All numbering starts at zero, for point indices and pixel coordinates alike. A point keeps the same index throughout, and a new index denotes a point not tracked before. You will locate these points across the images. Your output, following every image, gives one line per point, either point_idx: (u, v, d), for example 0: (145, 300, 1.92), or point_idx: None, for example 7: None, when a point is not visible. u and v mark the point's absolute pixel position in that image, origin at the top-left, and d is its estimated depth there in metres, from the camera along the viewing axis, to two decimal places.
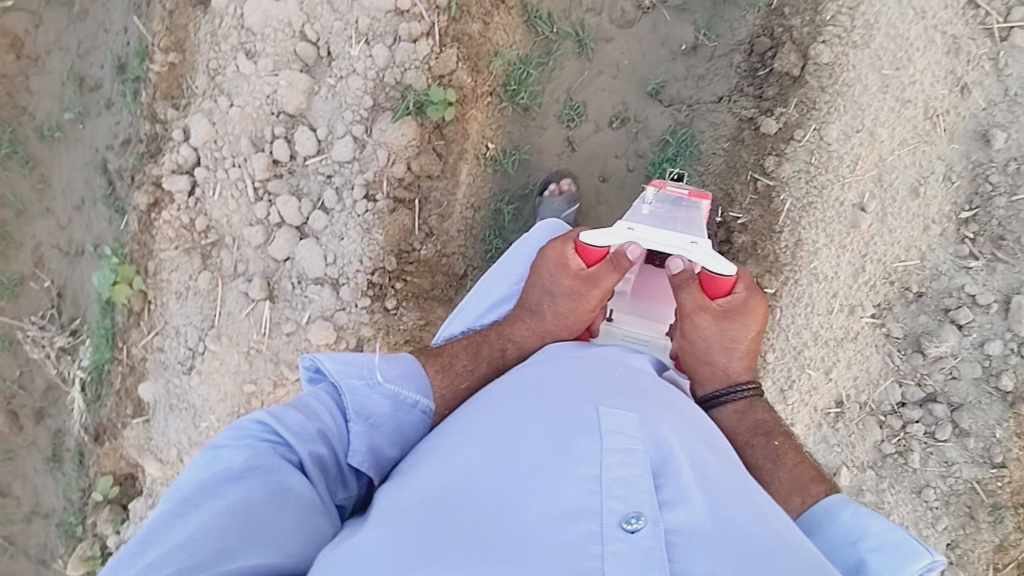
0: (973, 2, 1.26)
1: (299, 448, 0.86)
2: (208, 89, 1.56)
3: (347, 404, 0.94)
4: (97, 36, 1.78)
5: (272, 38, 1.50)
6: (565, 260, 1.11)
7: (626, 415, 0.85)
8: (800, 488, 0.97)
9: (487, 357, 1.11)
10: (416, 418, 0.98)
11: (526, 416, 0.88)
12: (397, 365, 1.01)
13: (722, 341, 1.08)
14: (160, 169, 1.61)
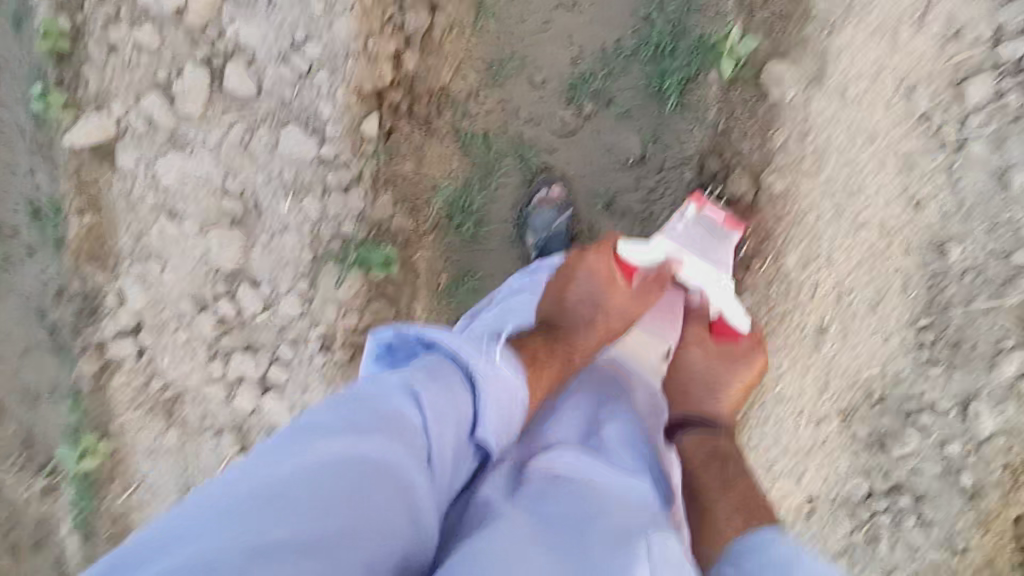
0: (925, 115, 1.20)
1: (421, 418, 0.74)
2: (136, 251, 1.46)
3: (475, 374, 0.83)
4: (4, 178, 1.62)
5: (193, 197, 1.40)
6: (615, 271, 1.18)
7: (676, 544, 0.78)
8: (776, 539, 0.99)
9: (561, 354, 1.08)
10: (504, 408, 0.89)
11: (574, 506, 0.78)
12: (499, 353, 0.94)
13: (715, 377, 1.15)
14: (101, 332, 1.54)
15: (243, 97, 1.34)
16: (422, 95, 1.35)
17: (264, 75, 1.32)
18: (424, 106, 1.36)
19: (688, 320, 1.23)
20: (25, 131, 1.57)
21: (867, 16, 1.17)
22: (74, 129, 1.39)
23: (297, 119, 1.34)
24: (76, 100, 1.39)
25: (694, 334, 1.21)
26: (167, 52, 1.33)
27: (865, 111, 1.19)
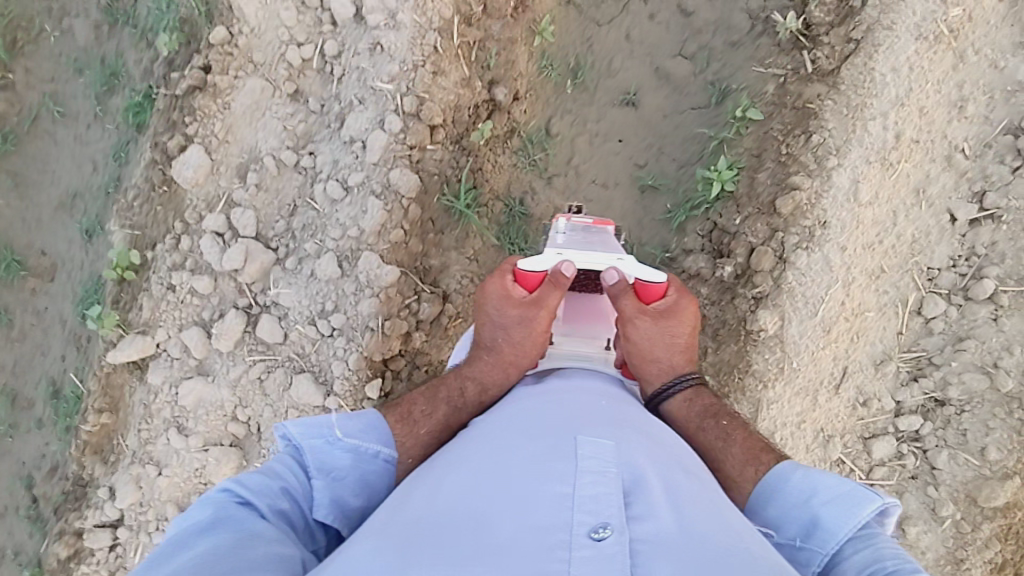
0: (839, 460, 1.44)
1: (259, 501, 0.87)
2: (139, 454, 1.60)
3: (309, 460, 0.98)
4: (33, 357, 1.79)
5: (203, 419, 1.57)
6: (509, 291, 1.18)
7: (604, 443, 0.87)
8: (755, 459, 1.05)
9: (450, 397, 1.19)
10: (377, 468, 1.04)
11: (509, 444, 0.92)
12: (358, 421, 1.07)
13: (662, 341, 1.17)
14: (83, 518, 1.64)
15: (269, 342, 1.55)
16: (422, 364, 1.57)
17: (291, 329, 1.54)
18: (422, 372, 1.57)
19: (616, 296, 1.16)
20: (68, 323, 1.76)
21: (795, 378, 1.41)
22: (115, 348, 1.58)
23: (309, 368, 1.54)
24: (125, 321, 1.59)
25: (631, 306, 1.16)
26: (215, 299, 1.57)
27: (789, 451, 1.43)
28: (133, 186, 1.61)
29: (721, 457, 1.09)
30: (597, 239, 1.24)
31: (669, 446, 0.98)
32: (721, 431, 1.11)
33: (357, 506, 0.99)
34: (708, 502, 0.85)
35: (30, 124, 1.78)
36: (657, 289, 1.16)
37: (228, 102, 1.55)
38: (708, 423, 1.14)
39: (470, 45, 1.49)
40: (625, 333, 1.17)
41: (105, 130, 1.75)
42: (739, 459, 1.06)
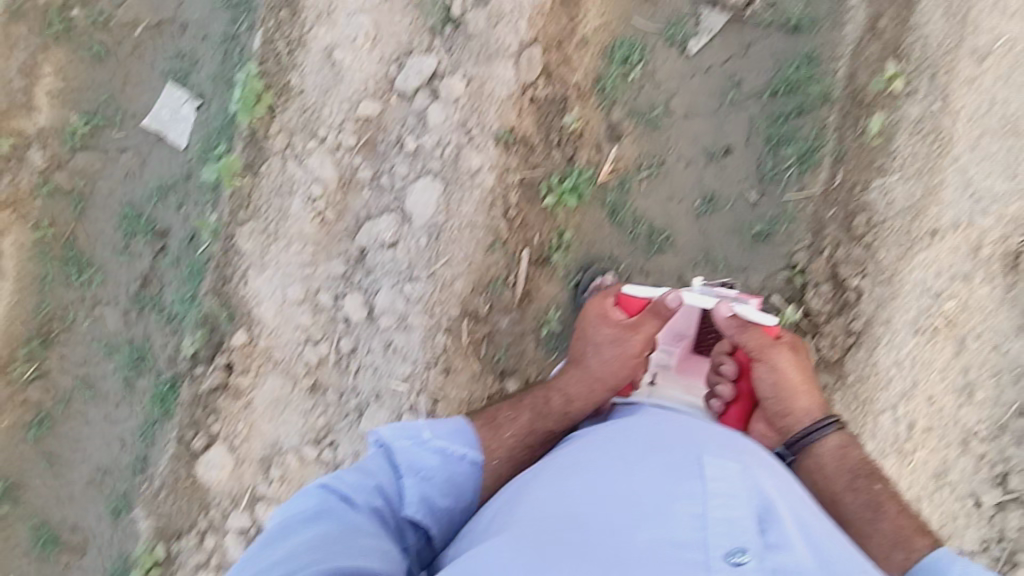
0: None
1: (359, 499, 1.04)
2: None
3: (399, 460, 1.12)
4: None
5: None
6: (608, 313, 1.39)
7: (729, 469, 0.98)
8: (905, 543, 1.09)
9: (539, 403, 1.33)
10: (463, 470, 1.16)
11: (638, 454, 1.04)
12: (446, 427, 1.21)
13: (797, 372, 1.30)
14: None
15: None
16: None
17: None
18: None
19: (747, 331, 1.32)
20: None
21: None
22: None
23: None
24: None
25: (754, 340, 1.31)
26: None
27: None
28: (159, 479, 1.64)
29: (869, 530, 1.14)
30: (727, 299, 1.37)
31: (780, 474, 1.07)
32: (872, 499, 1.17)
33: (446, 506, 1.12)
34: (818, 529, 0.96)
35: (63, 406, 1.82)
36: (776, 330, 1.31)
37: (251, 401, 1.60)
38: (859, 485, 1.19)
39: (478, 338, 1.53)
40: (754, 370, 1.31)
41: (130, 410, 1.79)
42: (889, 539, 1.11)
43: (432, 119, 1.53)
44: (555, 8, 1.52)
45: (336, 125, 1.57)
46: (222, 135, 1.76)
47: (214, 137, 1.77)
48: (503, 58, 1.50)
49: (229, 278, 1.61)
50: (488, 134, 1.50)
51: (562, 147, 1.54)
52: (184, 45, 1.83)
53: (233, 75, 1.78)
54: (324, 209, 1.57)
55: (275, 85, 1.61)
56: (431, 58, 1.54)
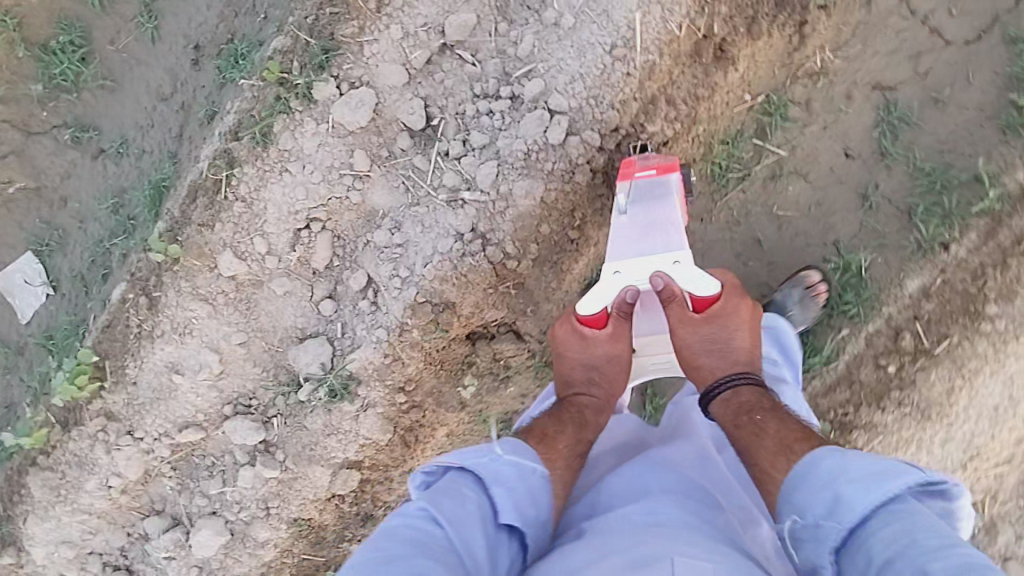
0: None
1: None
2: None
3: (483, 474, 0.96)
4: None
5: None
6: (580, 330, 1.25)
7: (706, 566, 0.80)
8: (787, 450, 1.00)
9: (571, 422, 1.17)
10: (540, 484, 1.01)
11: (626, 547, 0.86)
12: (506, 445, 1.05)
13: (722, 335, 1.21)
14: None
15: None
16: None
17: None
18: None
19: (667, 305, 1.22)
20: None
21: None
22: None
23: None
24: None
25: (677, 315, 1.21)
26: None
27: None
28: None
29: (758, 457, 1.04)
30: (653, 220, 1.25)
31: (813, 476, 0.90)
32: (754, 428, 1.06)
33: (535, 514, 0.97)
34: (902, 518, 0.79)
35: None
36: (705, 301, 1.22)
37: None
38: (740, 423, 1.09)
39: None
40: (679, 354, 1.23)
41: None
42: (770, 451, 1.02)
43: (236, 486, 1.56)
44: (393, 441, 1.53)
45: (157, 435, 1.57)
46: (59, 343, 1.66)
47: (55, 336, 1.68)
48: (321, 466, 1.52)
49: (13, 501, 1.60)
50: (285, 519, 1.56)
51: (349, 542, 1.60)
52: (55, 220, 1.67)
53: (94, 284, 1.65)
54: (117, 495, 1.61)
55: (111, 359, 1.55)
56: (258, 434, 1.53)
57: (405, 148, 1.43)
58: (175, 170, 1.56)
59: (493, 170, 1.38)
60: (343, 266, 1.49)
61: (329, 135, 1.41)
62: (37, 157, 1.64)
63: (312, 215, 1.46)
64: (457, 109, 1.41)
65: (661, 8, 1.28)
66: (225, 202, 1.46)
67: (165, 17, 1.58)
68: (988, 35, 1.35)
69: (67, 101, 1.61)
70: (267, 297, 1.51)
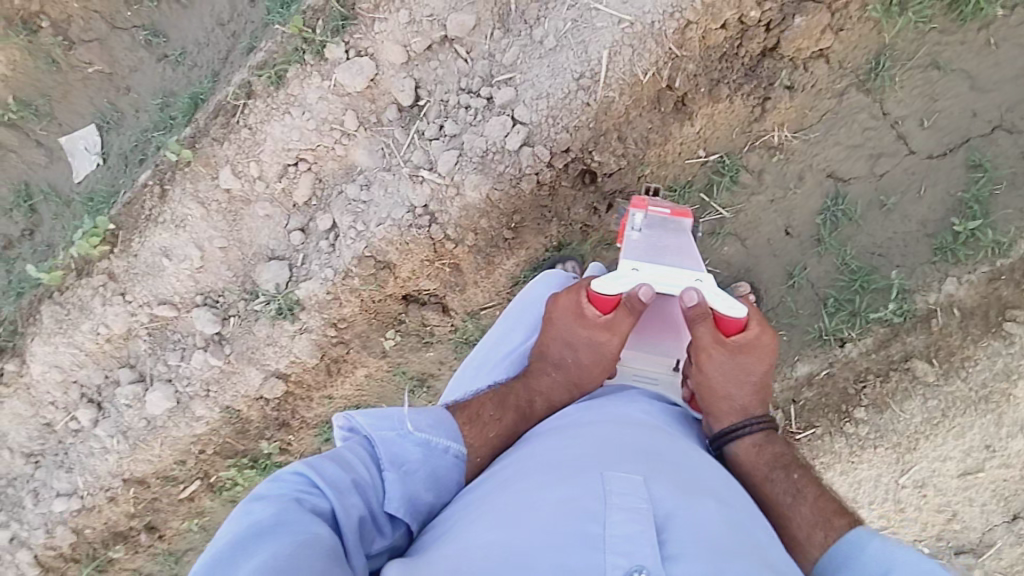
0: None
1: (332, 495, 0.95)
2: None
3: (380, 454, 1.06)
4: None
5: None
6: (584, 311, 1.24)
7: (633, 474, 0.91)
8: (825, 525, 1.05)
9: (515, 409, 1.21)
10: (445, 464, 1.10)
11: (570, 468, 0.94)
12: (426, 418, 1.13)
13: (739, 374, 1.21)
14: None
15: None
16: None
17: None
18: None
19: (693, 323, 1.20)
20: None
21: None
22: None
23: None
24: None
25: (706, 335, 1.19)
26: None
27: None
28: None
29: (790, 514, 1.09)
30: (672, 242, 1.33)
31: (862, 560, 0.98)
32: (790, 488, 1.11)
33: (427, 501, 1.06)
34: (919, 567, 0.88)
35: None
36: (735, 324, 1.20)
37: None
38: (775, 475, 1.15)
39: (140, 502, 1.97)
40: (701, 367, 1.21)
41: None
42: (807, 521, 1.07)
43: (189, 363, 1.82)
44: (320, 366, 1.74)
45: (141, 302, 1.85)
46: (93, 204, 1.94)
47: (94, 198, 1.97)
48: (259, 368, 1.76)
49: (28, 323, 1.92)
50: (221, 403, 1.81)
51: (269, 439, 1.86)
52: (118, 103, 1.97)
53: (132, 165, 1.93)
54: (104, 341, 1.89)
55: (123, 231, 1.82)
56: (214, 326, 1.78)
57: (391, 118, 1.60)
58: (213, 87, 1.81)
59: (452, 159, 1.52)
60: (318, 206, 1.70)
61: (329, 92, 1.60)
62: (115, 49, 1.95)
63: (302, 155, 1.66)
64: (443, 97, 1.56)
65: (631, 52, 1.38)
66: (236, 126, 1.69)
67: None
68: (952, 154, 1.36)
69: (148, 8, 1.91)
70: (251, 215, 1.74)
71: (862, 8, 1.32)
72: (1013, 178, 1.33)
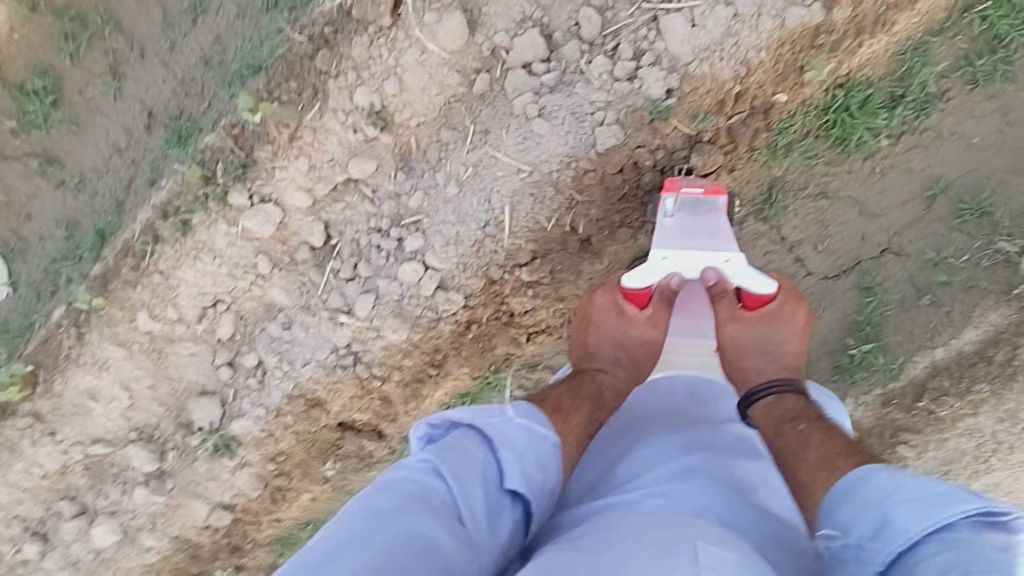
0: None
1: (466, 489, 0.93)
2: None
3: (492, 436, 1.03)
4: None
5: None
6: (625, 308, 1.35)
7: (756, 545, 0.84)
8: (828, 461, 1.06)
9: (587, 400, 1.27)
10: (545, 452, 1.09)
11: (688, 517, 0.89)
12: (520, 414, 1.12)
13: (762, 324, 1.31)
14: None
15: None
16: None
17: None
18: None
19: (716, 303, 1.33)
20: None
21: None
22: None
23: None
24: None
25: (724, 313, 1.34)
26: None
27: None
28: None
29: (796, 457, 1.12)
30: (703, 226, 1.29)
31: (859, 495, 0.93)
32: (793, 440, 1.16)
33: (542, 485, 1.05)
34: (954, 544, 0.78)
35: None
36: (759, 300, 1.31)
37: None
38: (784, 431, 1.18)
39: None
40: (724, 344, 1.34)
41: None
42: (812, 463, 1.08)
43: (130, 498, 1.81)
44: (264, 496, 1.75)
45: (73, 442, 1.81)
46: (7, 338, 1.84)
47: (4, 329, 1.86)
48: (202, 501, 1.77)
49: None
50: (168, 534, 1.82)
51: (223, 563, 1.87)
52: (20, 231, 1.86)
53: (44, 296, 1.85)
54: (40, 480, 1.85)
55: (43, 370, 1.76)
56: (153, 463, 1.77)
57: (304, 258, 1.58)
58: (119, 220, 1.76)
59: (370, 302, 1.53)
60: (241, 343, 1.68)
61: (238, 238, 1.58)
62: (10, 178, 1.83)
63: (219, 297, 1.64)
64: (354, 237, 1.55)
65: (531, 201, 1.41)
66: (148, 270, 1.64)
67: (127, 81, 1.74)
68: (845, 277, 1.42)
69: (38, 135, 1.80)
70: (175, 355, 1.72)
71: (749, 149, 1.36)
72: (901, 302, 1.39)
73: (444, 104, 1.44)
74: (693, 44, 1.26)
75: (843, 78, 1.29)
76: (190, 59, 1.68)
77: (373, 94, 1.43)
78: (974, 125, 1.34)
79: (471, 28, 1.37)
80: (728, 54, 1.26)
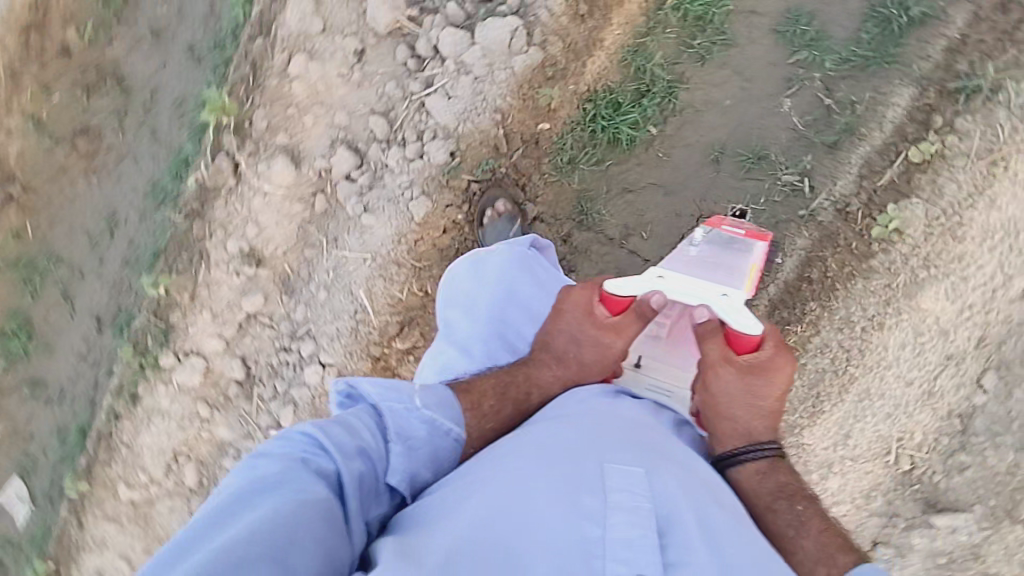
0: None
1: (342, 465, 0.90)
2: None
3: (388, 424, 0.99)
4: None
5: None
6: (593, 308, 1.10)
7: (633, 468, 0.87)
8: (828, 559, 0.93)
9: (512, 401, 1.10)
10: (446, 447, 1.03)
11: (570, 455, 0.90)
12: (427, 390, 1.07)
13: (748, 386, 1.04)
14: None
15: None
16: None
17: None
18: None
19: (702, 336, 1.05)
20: None
21: None
22: None
23: None
24: None
25: (716, 353, 1.04)
26: None
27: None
28: None
29: (790, 545, 0.97)
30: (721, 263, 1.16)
31: None
32: (792, 519, 0.99)
33: (431, 477, 1.01)
34: None
35: None
36: (753, 344, 1.03)
37: None
38: (778, 506, 1.01)
39: None
40: (706, 385, 1.05)
41: None
42: (812, 555, 0.95)
43: None
44: None
45: None
46: (34, 546, 2.12)
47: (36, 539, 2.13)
48: None
49: None
50: None
51: None
52: (29, 451, 2.13)
53: (57, 499, 2.11)
54: None
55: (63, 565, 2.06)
56: None
57: (235, 394, 1.80)
58: (95, 414, 2.04)
59: (291, 412, 1.74)
60: (204, 488, 1.86)
61: (178, 394, 1.83)
62: (14, 410, 2.12)
63: (177, 452, 1.87)
64: (266, 361, 1.77)
65: (383, 281, 1.64)
66: (118, 447, 1.91)
67: (78, 300, 2.05)
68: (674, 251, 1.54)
69: (24, 367, 2.10)
70: (157, 516, 1.91)
71: (542, 174, 1.56)
72: None
73: (298, 230, 1.70)
74: (454, 110, 1.52)
75: (585, 91, 1.51)
76: (117, 264, 2.00)
77: (242, 240, 1.72)
78: (720, 91, 1.50)
79: (295, 166, 1.66)
80: (484, 106, 1.51)
